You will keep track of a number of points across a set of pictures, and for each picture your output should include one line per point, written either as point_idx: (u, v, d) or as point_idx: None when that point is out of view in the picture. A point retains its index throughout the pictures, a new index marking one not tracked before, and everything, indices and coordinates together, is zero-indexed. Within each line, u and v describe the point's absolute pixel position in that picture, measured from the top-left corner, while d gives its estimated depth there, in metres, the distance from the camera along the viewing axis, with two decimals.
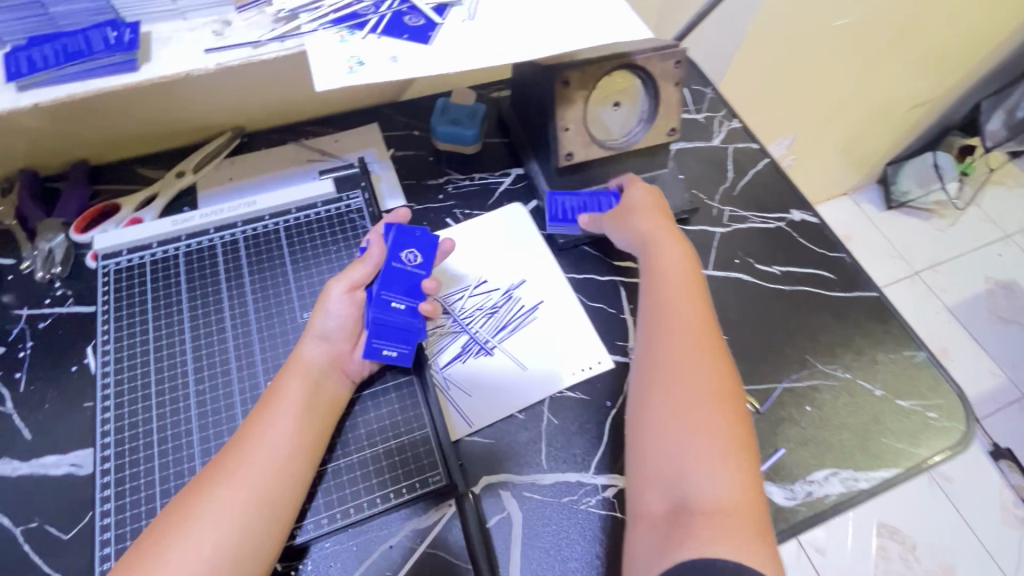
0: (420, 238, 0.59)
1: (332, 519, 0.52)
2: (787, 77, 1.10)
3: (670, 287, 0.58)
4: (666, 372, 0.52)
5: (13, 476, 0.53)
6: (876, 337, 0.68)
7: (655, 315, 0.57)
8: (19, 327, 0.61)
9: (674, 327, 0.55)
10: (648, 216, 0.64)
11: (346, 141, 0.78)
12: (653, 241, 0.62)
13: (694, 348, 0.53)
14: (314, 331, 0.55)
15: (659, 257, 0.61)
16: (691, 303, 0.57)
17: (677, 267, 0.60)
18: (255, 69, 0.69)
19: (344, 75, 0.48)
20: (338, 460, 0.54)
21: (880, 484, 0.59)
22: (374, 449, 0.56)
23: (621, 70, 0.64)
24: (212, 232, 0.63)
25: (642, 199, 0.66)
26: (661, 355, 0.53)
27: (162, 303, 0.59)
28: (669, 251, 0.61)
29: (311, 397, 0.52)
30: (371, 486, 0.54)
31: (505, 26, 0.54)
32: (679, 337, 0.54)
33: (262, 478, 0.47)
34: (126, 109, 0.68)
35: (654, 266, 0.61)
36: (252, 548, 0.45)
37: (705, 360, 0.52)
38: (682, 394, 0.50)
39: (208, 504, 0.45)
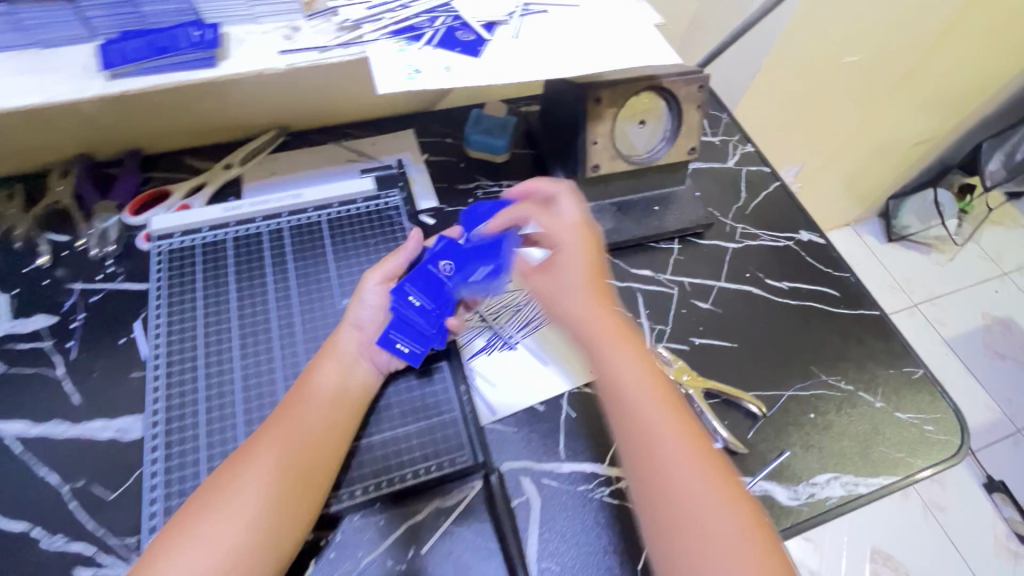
0: (461, 250, 0.59)
1: (366, 490, 0.55)
2: (797, 108, 1.15)
3: (637, 387, 0.52)
4: (659, 487, 0.48)
5: (62, 437, 0.56)
6: (878, 353, 0.71)
7: (628, 423, 0.51)
8: (72, 300, 0.65)
9: (651, 438, 0.49)
10: (580, 295, 0.56)
11: (383, 144, 0.83)
12: (601, 332, 0.55)
13: (677, 444, 0.49)
14: (349, 321, 0.59)
15: (611, 357, 0.54)
16: (655, 390, 0.52)
17: (640, 368, 0.53)
18: (306, 73, 0.74)
19: (403, 81, 0.53)
20: (371, 436, 0.58)
21: (879, 489, 0.62)
22: (405, 427, 0.59)
23: (647, 92, 0.69)
24: (260, 220, 0.67)
25: (571, 257, 0.58)
26: (644, 466, 0.49)
27: (211, 283, 0.63)
28: (625, 358, 0.53)
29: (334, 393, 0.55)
30: (402, 462, 0.57)
31: (547, 45, 0.59)
32: (659, 447, 0.49)
33: (280, 470, 0.49)
34: (183, 103, 0.73)
35: (608, 373, 0.53)
36: (275, 537, 0.47)
37: (690, 447, 0.49)
38: (681, 511, 0.46)
39: (232, 494, 0.47)
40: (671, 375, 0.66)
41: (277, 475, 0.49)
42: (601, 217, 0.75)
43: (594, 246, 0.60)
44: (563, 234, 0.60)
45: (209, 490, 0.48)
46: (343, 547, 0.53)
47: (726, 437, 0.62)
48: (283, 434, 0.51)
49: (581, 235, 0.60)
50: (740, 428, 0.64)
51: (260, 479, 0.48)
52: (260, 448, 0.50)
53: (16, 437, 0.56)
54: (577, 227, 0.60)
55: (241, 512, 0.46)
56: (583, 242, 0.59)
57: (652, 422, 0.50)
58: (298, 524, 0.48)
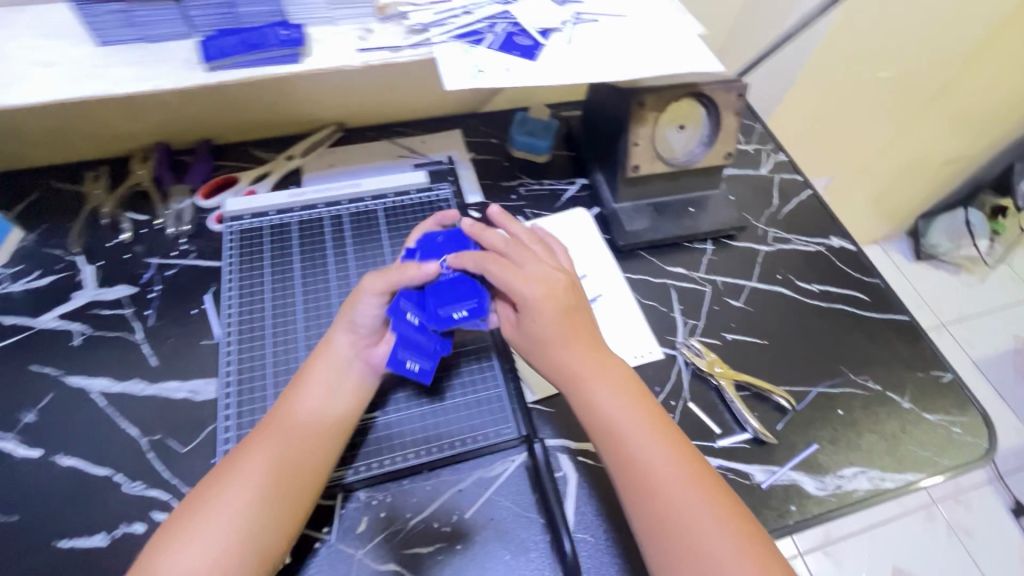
0: (443, 242, 0.61)
1: (393, 461, 0.59)
2: (829, 122, 1.18)
3: (624, 422, 0.53)
4: (651, 520, 0.49)
5: (141, 394, 0.62)
6: (906, 356, 0.73)
7: (617, 459, 0.52)
8: (149, 273, 0.70)
9: (636, 472, 0.50)
10: (560, 335, 0.56)
11: (432, 142, 0.88)
12: (582, 375, 0.55)
13: (667, 471, 0.50)
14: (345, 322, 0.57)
15: (594, 396, 0.54)
16: (643, 420, 0.53)
17: (624, 404, 0.54)
18: (367, 73, 0.80)
19: (467, 80, 0.58)
20: (397, 412, 0.62)
21: (905, 485, 0.63)
22: (443, 402, 0.63)
23: (688, 98, 0.73)
24: (322, 206, 0.73)
25: (542, 310, 0.56)
26: (633, 500, 0.50)
27: (277, 261, 0.68)
28: (603, 394, 0.54)
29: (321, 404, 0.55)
30: (438, 435, 0.61)
31: (598, 51, 0.63)
32: (648, 479, 0.50)
33: (260, 480, 0.49)
34: (255, 98, 0.79)
35: (589, 413, 0.54)
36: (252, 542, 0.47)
37: (680, 473, 0.50)
38: (673, 543, 0.47)
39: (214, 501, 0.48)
40: (703, 366, 0.68)
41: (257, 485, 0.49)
42: (638, 217, 0.79)
43: (569, 290, 0.58)
44: (525, 285, 0.56)
45: (196, 497, 0.49)
46: (393, 508, 0.57)
47: (756, 427, 0.64)
48: (267, 444, 0.52)
49: (539, 275, 0.57)
50: (770, 420, 0.66)
51: (241, 488, 0.49)
52: (242, 460, 0.50)
53: (99, 392, 0.61)
54: (536, 273, 0.57)
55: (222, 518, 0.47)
56: (558, 286, 0.58)
57: (636, 454, 0.51)
58: (276, 531, 0.49)
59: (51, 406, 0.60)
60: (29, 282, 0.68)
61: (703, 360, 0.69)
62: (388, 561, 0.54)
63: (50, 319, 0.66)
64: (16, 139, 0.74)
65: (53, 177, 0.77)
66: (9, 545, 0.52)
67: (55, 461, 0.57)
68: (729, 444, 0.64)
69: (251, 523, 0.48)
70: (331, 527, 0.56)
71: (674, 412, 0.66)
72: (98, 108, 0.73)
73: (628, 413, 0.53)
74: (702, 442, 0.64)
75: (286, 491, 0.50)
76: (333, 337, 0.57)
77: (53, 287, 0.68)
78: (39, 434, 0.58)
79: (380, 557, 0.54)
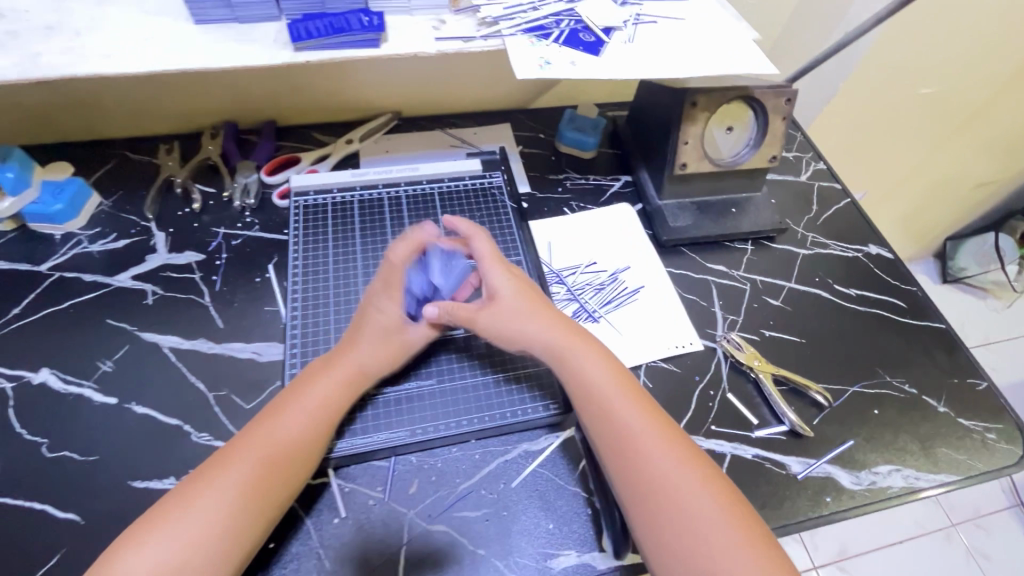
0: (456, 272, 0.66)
1: (426, 432, 0.61)
2: (865, 135, 1.19)
3: (603, 387, 0.56)
4: (633, 477, 0.51)
5: (207, 352, 0.65)
6: (943, 362, 0.74)
7: (600, 422, 0.54)
8: (217, 242, 0.74)
9: (617, 433, 0.53)
10: (529, 310, 0.62)
11: (482, 134, 0.91)
12: (565, 345, 0.59)
13: (647, 433, 0.53)
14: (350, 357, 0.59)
15: (576, 364, 0.58)
16: (621, 388, 0.56)
17: (606, 372, 0.57)
18: (428, 65, 0.84)
19: (536, 70, 0.61)
20: (420, 385, 0.64)
21: (939, 486, 0.65)
22: (478, 376, 0.65)
23: (738, 101, 0.75)
24: (381, 187, 0.79)
25: (512, 287, 0.63)
26: (614, 459, 0.52)
27: (339, 236, 0.73)
28: (587, 361, 0.58)
29: (317, 408, 0.55)
30: (475, 407, 0.63)
31: (658, 50, 0.66)
32: (631, 438, 0.52)
33: (240, 482, 0.49)
34: (321, 85, 0.84)
35: (575, 377, 0.57)
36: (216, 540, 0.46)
37: (660, 436, 0.53)
38: (653, 497, 0.49)
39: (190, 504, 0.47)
40: (742, 359, 0.70)
41: (237, 488, 0.48)
42: (681, 214, 0.82)
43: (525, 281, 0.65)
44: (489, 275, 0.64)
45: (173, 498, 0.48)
46: (442, 474, 0.60)
47: (794, 420, 0.66)
48: (251, 445, 0.51)
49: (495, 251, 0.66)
50: (807, 415, 0.68)
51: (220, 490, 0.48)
52: (222, 464, 0.49)
53: (170, 348, 0.65)
54: (492, 254, 0.66)
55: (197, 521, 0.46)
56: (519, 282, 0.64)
57: (622, 419, 0.54)
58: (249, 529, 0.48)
59: (125, 357, 0.64)
60: (106, 244, 0.73)
61: (742, 353, 0.71)
62: (439, 522, 0.57)
63: (126, 279, 0.70)
64: (99, 113, 0.79)
65: (128, 149, 0.82)
66: (87, 481, 0.56)
67: (128, 408, 0.61)
68: (766, 435, 0.66)
69: (229, 520, 0.47)
70: (386, 488, 0.59)
71: (712, 401, 0.68)
72: (172, 87, 0.78)
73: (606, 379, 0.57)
74: (739, 432, 0.66)
75: (268, 491, 0.50)
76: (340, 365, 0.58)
77: (128, 249, 0.73)
78: (114, 382, 0.62)
79: (431, 518, 0.57)
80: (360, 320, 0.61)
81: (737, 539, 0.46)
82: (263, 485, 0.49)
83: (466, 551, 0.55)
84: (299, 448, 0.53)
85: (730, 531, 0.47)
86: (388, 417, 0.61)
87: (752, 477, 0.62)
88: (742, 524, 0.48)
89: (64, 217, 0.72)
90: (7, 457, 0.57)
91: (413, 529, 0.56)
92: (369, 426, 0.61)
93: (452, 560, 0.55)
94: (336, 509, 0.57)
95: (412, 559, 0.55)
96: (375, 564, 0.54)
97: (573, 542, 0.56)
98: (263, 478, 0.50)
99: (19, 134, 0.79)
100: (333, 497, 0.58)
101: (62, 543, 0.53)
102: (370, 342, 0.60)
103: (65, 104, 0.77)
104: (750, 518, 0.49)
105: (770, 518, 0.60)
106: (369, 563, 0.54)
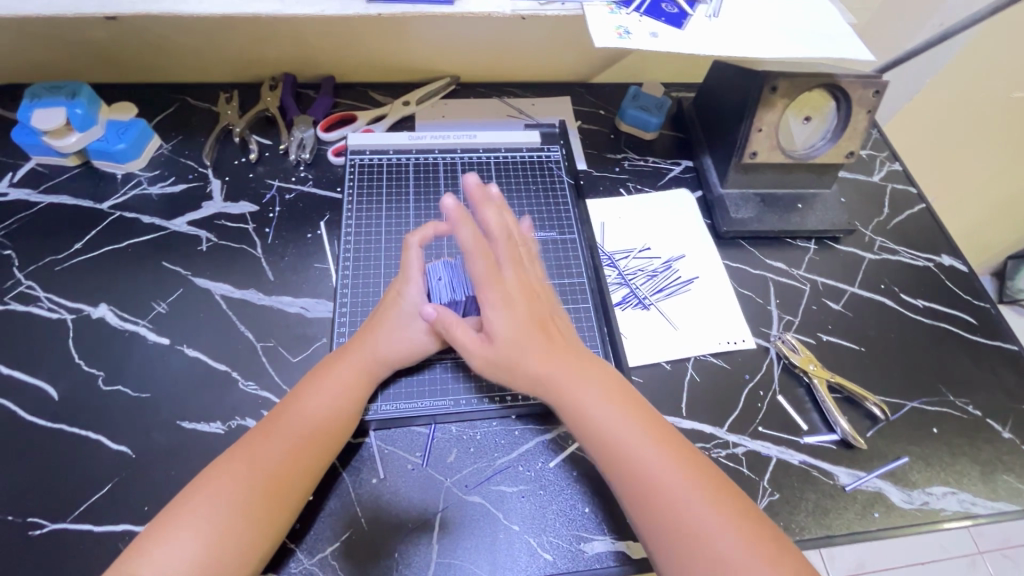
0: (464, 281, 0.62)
1: (467, 404, 0.60)
2: (943, 137, 1.11)
3: (605, 417, 0.51)
4: (649, 510, 0.47)
5: (257, 303, 0.66)
6: (1013, 387, 0.70)
7: (611, 463, 0.49)
8: (271, 194, 0.74)
9: (635, 479, 0.48)
10: (530, 344, 0.53)
11: (541, 106, 0.88)
12: (569, 383, 0.52)
13: (670, 478, 0.48)
14: (372, 351, 0.57)
15: (583, 407, 0.51)
16: (626, 412, 0.51)
17: (607, 396, 0.52)
18: (494, 29, 0.81)
19: (615, 39, 0.57)
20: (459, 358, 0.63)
21: (996, 514, 0.61)
22: None
23: (821, 89, 0.71)
24: (437, 152, 0.78)
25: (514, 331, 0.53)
26: (630, 498, 0.48)
27: (393, 199, 0.73)
28: (590, 394, 0.52)
29: (327, 405, 0.53)
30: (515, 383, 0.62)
31: (746, 26, 0.61)
32: (640, 470, 0.48)
33: (253, 477, 0.47)
34: (383, 42, 0.82)
35: (579, 411, 0.52)
36: (237, 540, 0.45)
37: (675, 463, 0.49)
38: (676, 537, 0.45)
39: (196, 508, 0.45)
40: (797, 362, 0.67)
41: (250, 482, 0.47)
42: (743, 206, 0.78)
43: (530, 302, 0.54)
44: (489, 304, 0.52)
45: (177, 503, 0.46)
46: (478, 447, 0.59)
47: (846, 430, 0.63)
48: (270, 436, 0.50)
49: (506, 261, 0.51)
50: (860, 426, 0.65)
51: (232, 489, 0.46)
52: (239, 459, 0.48)
53: (221, 295, 0.66)
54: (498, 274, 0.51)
55: (208, 524, 0.44)
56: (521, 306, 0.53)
57: (628, 449, 0.49)
58: (269, 522, 0.47)
59: (178, 301, 0.65)
60: (165, 187, 0.74)
61: (797, 356, 0.68)
62: (474, 493, 0.57)
63: (181, 224, 0.71)
64: (165, 56, 0.80)
65: (189, 95, 0.82)
66: (138, 416, 0.58)
67: (181, 350, 0.62)
68: (815, 443, 0.63)
69: (244, 516, 0.46)
70: (425, 453, 0.58)
71: (761, 402, 0.65)
72: (237, 34, 0.77)
73: (609, 409, 0.51)
74: (787, 436, 0.63)
75: (283, 486, 0.48)
76: (357, 359, 0.56)
77: (186, 194, 0.73)
78: (167, 323, 0.64)
79: (467, 488, 0.57)
80: (387, 309, 0.58)
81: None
82: (279, 482, 0.48)
83: (500, 525, 0.55)
84: (316, 438, 0.51)
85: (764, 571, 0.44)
86: (431, 387, 0.61)
87: (797, 484, 0.60)
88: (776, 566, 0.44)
89: (126, 157, 0.73)
90: (66, 384, 0.59)
91: (448, 497, 0.56)
92: (414, 392, 0.60)
93: (484, 531, 0.55)
94: (375, 469, 0.57)
95: (446, 525, 0.55)
96: (409, 526, 0.55)
97: (606, 529, 0.56)
98: (274, 477, 0.48)
99: (89, 72, 0.80)
100: (373, 456, 0.58)
101: (114, 473, 0.55)
102: (390, 335, 0.57)
103: (134, 45, 0.77)
104: (775, 544, 0.46)
105: (814, 526, 0.58)
106: (403, 525, 0.55)
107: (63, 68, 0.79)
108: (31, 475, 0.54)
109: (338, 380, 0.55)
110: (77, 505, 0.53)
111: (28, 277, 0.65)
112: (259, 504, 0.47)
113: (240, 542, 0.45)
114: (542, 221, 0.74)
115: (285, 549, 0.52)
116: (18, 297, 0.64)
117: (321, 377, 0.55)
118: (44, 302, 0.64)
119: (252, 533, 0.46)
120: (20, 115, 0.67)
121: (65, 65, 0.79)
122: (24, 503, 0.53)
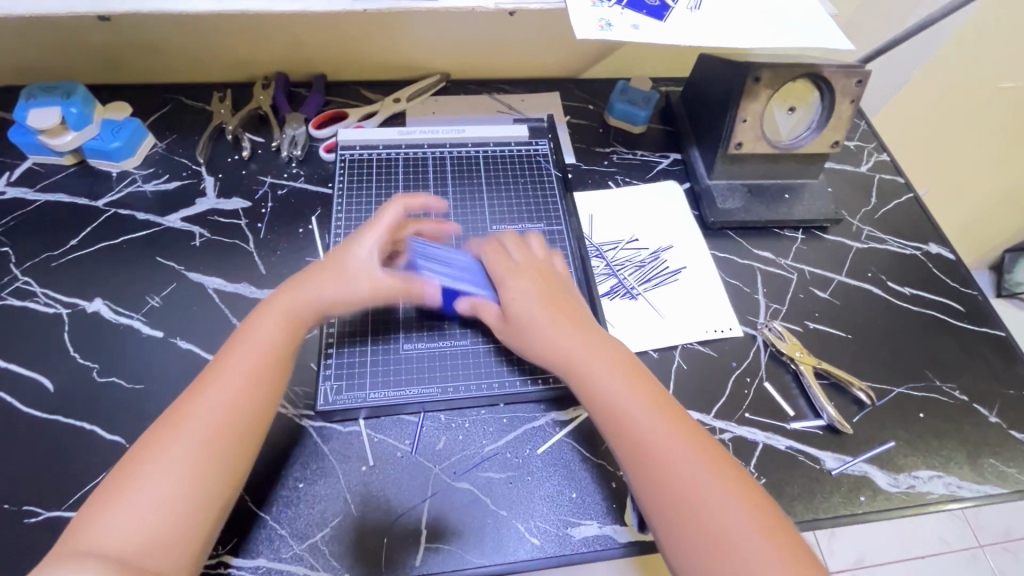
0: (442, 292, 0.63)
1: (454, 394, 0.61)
2: (933, 130, 1.12)
3: (591, 359, 0.54)
4: (631, 449, 0.49)
5: (249, 296, 0.67)
6: (1000, 371, 0.70)
7: (596, 404, 0.52)
8: (263, 190, 0.75)
9: (618, 422, 0.51)
10: (544, 322, 0.56)
11: (530, 102, 0.89)
12: (581, 355, 0.54)
13: (657, 432, 0.49)
14: (302, 303, 0.55)
15: (590, 376, 0.53)
16: (605, 356, 0.54)
17: (590, 342, 0.55)
18: (483, 26, 0.83)
19: (597, 31, 0.58)
20: (445, 346, 0.63)
21: (983, 497, 0.62)
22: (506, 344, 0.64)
23: (805, 79, 0.71)
24: (426, 147, 0.79)
25: (527, 303, 0.58)
26: (616, 438, 0.50)
27: (383, 193, 0.74)
28: (577, 342, 0.55)
29: (271, 359, 0.52)
30: (502, 372, 0.62)
31: (727, 18, 0.62)
32: (620, 411, 0.51)
33: (192, 442, 0.46)
34: (375, 41, 0.83)
35: (567, 357, 0.55)
36: (187, 503, 0.44)
37: (649, 403, 0.51)
38: (656, 472, 0.48)
39: (139, 481, 0.44)
40: (783, 350, 0.68)
41: (189, 447, 0.46)
42: (730, 196, 0.79)
43: (545, 283, 0.60)
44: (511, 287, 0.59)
45: (114, 482, 0.45)
46: (467, 435, 0.60)
47: (832, 415, 0.63)
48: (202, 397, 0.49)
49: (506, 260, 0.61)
50: (846, 411, 0.65)
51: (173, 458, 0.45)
52: (173, 427, 0.47)
53: (214, 289, 0.67)
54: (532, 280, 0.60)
55: (152, 493, 0.44)
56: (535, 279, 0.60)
57: (609, 391, 0.52)
58: (219, 483, 0.46)
59: (172, 295, 0.66)
60: (159, 185, 0.75)
61: (783, 343, 0.69)
62: (463, 480, 0.57)
63: (175, 220, 0.72)
64: (160, 57, 0.81)
65: (183, 95, 0.84)
66: (132, 407, 0.59)
67: (174, 343, 0.63)
68: (801, 428, 0.64)
69: (191, 480, 0.45)
70: (414, 442, 0.59)
71: (748, 389, 0.66)
72: (230, 34, 0.78)
73: (589, 352, 0.54)
74: (773, 422, 0.64)
75: (223, 443, 0.47)
76: (283, 308, 0.55)
77: (179, 192, 0.75)
78: (161, 316, 0.65)
79: (456, 475, 0.58)
80: (336, 260, 0.58)
81: (738, 503, 0.46)
82: (216, 440, 0.47)
83: (488, 511, 0.56)
84: (251, 392, 0.50)
85: (760, 541, 0.44)
86: (419, 374, 0.62)
87: (784, 469, 0.61)
88: (767, 525, 0.45)
89: (120, 155, 0.74)
90: (61, 377, 0.60)
91: (437, 484, 0.57)
92: (402, 379, 0.61)
93: (473, 518, 0.56)
94: (364, 458, 0.58)
95: (436, 511, 0.56)
96: (399, 513, 0.55)
97: (594, 513, 0.56)
98: (210, 437, 0.47)
99: (87, 74, 0.82)
100: (362, 445, 0.59)
101: (108, 462, 0.56)
102: (320, 284, 0.56)
103: (131, 46, 0.79)
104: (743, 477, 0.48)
105: (800, 510, 0.59)
106: (392, 511, 0.55)
107: (61, 71, 0.81)
108: (27, 465, 0.55)
109: (276, 332, 0.53)
110: (72, 494, 0.54)
111: (25, 273, 0.67)
112: (202, 465, 0.46)
113: (189, 505, 0.44)
114: (530, 213, 0.75)
115: (277, 536, 0.53)
116: (14, 293, 0.65)
117: (248, 333, 0.53)
118: (39, 297, 0.65)
119: (200, 496, 0.45)
120: (16, 115, 0.69)
121: (62, 67, 0.81)
122: (20, 491, 0.54)
